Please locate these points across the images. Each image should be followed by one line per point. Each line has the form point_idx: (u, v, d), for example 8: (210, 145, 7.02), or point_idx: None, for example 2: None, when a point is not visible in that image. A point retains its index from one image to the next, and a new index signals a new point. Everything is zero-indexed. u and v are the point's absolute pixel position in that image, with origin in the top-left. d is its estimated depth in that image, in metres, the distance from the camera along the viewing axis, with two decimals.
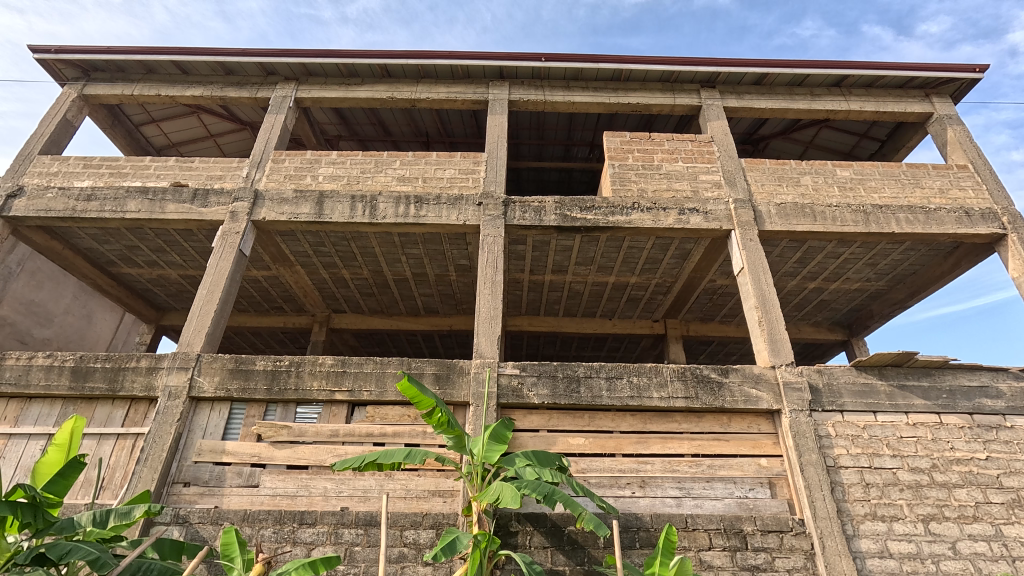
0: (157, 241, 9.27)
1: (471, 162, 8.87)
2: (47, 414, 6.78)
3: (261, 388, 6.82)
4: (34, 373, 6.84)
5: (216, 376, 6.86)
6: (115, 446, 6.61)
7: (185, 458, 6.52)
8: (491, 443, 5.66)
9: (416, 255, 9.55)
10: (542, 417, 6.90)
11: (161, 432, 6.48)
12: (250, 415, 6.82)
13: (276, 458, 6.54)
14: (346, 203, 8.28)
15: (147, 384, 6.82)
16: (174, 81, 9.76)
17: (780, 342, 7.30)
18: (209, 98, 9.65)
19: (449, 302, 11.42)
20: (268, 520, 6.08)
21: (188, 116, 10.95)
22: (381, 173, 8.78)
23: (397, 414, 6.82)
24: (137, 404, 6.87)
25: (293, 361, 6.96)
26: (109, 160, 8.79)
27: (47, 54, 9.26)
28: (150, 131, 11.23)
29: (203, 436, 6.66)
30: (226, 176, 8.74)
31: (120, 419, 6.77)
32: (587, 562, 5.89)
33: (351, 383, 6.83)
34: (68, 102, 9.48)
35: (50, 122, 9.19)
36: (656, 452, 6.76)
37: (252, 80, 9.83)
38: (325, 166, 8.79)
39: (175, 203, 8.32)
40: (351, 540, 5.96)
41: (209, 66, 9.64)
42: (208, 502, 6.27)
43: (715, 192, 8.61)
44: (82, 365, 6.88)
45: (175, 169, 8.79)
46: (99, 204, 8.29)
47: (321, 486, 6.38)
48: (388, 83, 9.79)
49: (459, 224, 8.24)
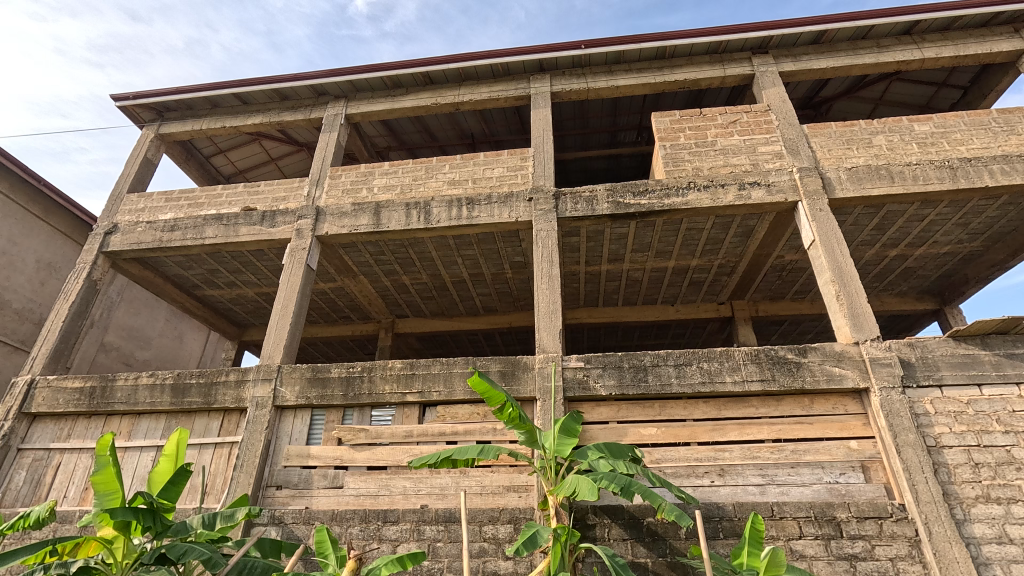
0: (233, 263, 9.94)
1: (519, 159, 8.90)
2: (154, 428, 7.44)
3: (338, 394, 7.17)
4: (140, 391, 7.51)
5: (296, 385, 7.28)
6: (214, 454, 7.16)
7: (275, 463, 6.95)
8: (563, 437, 5.65)
9: (472, 256, 9.68)
10: (610, 408, 6.80)
11: (252, 440, 6.96)
12: (330, 421, 7.17)
13: (357, 460, 6.85)
14: (401, 211, 8.52)
15: (237, 396, 7.33)
16: (236, 112, 10.41)
17: (862, 316, 6.81)
18: (268, 124, 10.21)
19: (506, 299, 11.50)
20: (355, 519, 6.38)
21: (251, 143, 11.66)
22: (431, 179, 8.97)
23: (467, 413, 6.96)
24: (230, 415, 7.39)
25: (364, 367, 7.27)
26: (187, 193, 9.52)
27: (127, 100, 10.13)
28: (219, 161, 12.05)
29: (289, 442, 7.08)
30: (290, 196, 9.23)
31: (216, 429, 7.33)
32: (670, 554, 5.77)
33: (420, 384, 7.05)
34: (147, 143, 10.34)
35: (134, 163, 10.05)
36: (734, 439, 6.50)
37: (305, 103, 10.31)
38: (379, 178, 9.09)
39: (247, 226, 8.88)
40: (433, 536, 6.15)
41: (266, 94, 10.20)
42: (299, 503, 6.67)
43: (777, 163, 8.18)
44: (180, 382, 7.50)
45: (244, 194, 9.38)
46: (181, 233, 8.98)
47: (400, 485, 6.61)
48: (430, 89, 9.99)
49: (511, 222, 8.27)
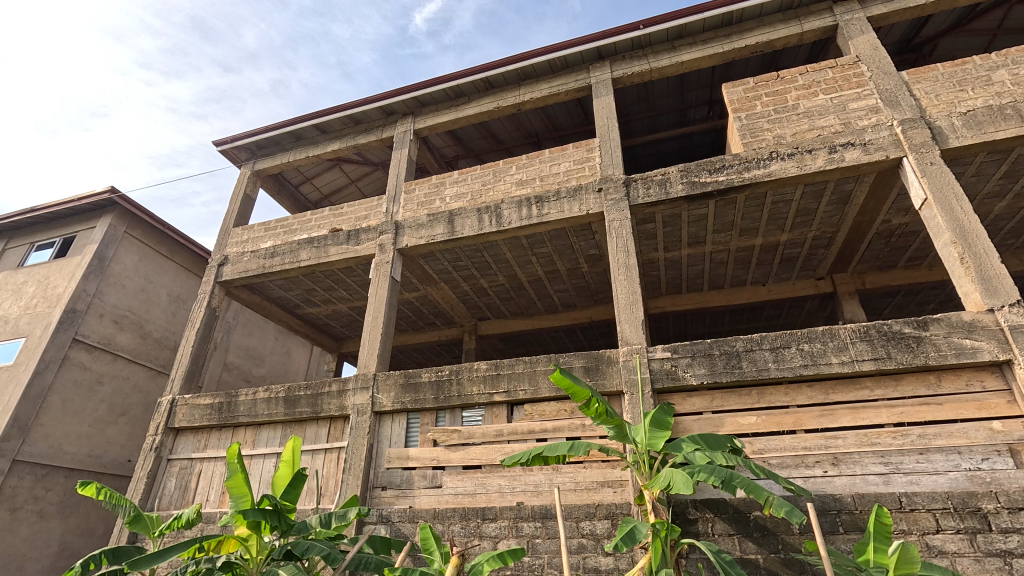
0: (327, 281, 10.72)
1: (585, 151, 8.79)
2: (273, 437, 8.22)
3: (429, 397, 7.49)
4: (259, 404, 8.33)
5: (391, 391, 7.70)
6: (325, 459, 7.77)
7: (379, 465, 7.41)
8: (654, 430, 5.50)
9: (546, 253, 9.70)
10: (703, 398, 6.51)
11: (357, 444, 7.47)
12: (424, 423, 7.51)
13: (453, 460, 7.11)
14: (473, 217, 8.73)
15: (341, 404, 7.90)
16: (317, 141, 11.21)
17: (995, 278, 5.97)
18: (346, 148, 10.90)
19: (584, 293, 11.39)
20: (456, 517, 6.64)
21: (332, 169, 12.52)
22: (500, 181, 9.11)
23: (554, 410, 6.99)
24: (335, 422, 7.99)
25: (452, 370, 7.54)
26: (282, 221, 10.42)
27: (226, 144, 11.28)
28: (306, 189, 13.06)
29: (390, 445, 7.51)
30: (371, 214, 9.79)
31: (325, 436, 7.95)
32: (784, 550, 5.41)
33: (506, 384, 7.19)
34: (245, 180, 11.45)
35: (236, 199, 11.17)
36: (847, 425, 5.96)
37: (377, 124, 10.88)
38: (450, 187, 9.38)
39: (336, 246, 9.54)
40: (531, 533, 6.24)
41: (342, 121, 10.89)
42: (403, 502, 7.05)
43: (872, 119, 7.40)
44: (291, 394, 8.22)
45: (330, 217, 10.09)
46: (280, 258, 9.84)
47: (496, 483, 6.77)
48: (491, 94, 10.14)
49: (583, 215, 8.18)
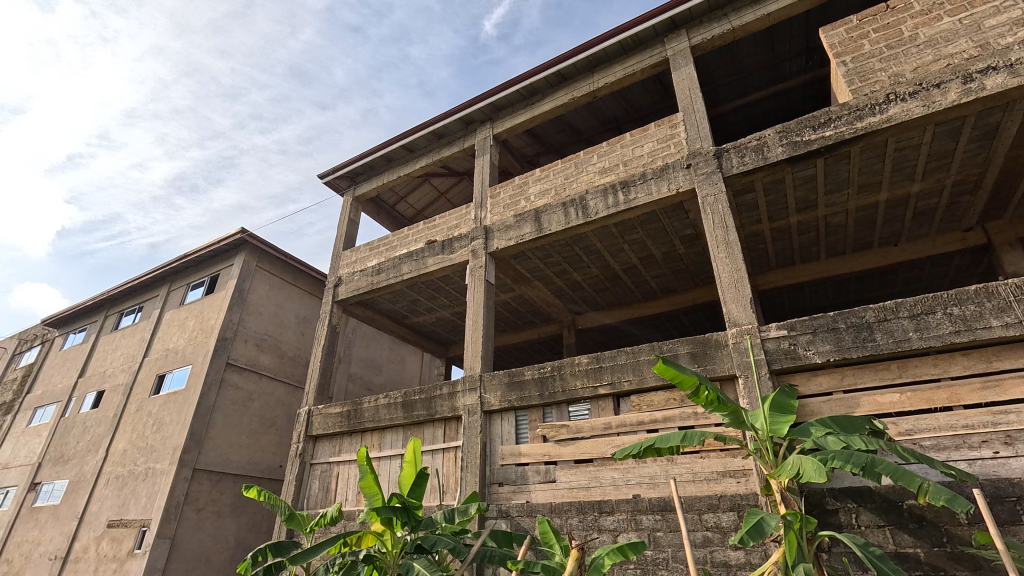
0: (428, 291, 11.34)
1: (669, 128, 8.41)
2: (396, 439, 8.87)
3: (535, 394, 7.62)
4: (381, 410, 9.04)
5: (498, 391, 7.94)
6: (444, 458, 8.22)
7: (494, 462, 7.66)
8: (775, 415, 5.12)
9: (638, 239, 9.42)
10: (831, 377, 5.91)
11: (471, 443, 7.81)
12: (533, 420, 7.64)
13: (564, 454, 7.16)
14: (559, 211, 8.73)
15: (453, 406, 8.31)
16: (406, 161, 11.89)
17: None
18: (432, 163, 11.44)
19: (684, 276, 10.88)
20: (572, 511, 6.68)
21: (422, 185, 13.20)
22: (582, 173, 9.01)
23: (663, 399, 6.78)
24: (450, 423, 8.42)
25: (554, 366, 7.60)
26: (383, 239, 11.20)
27: (329, 176, 12.37)
28: (402, 207, 13.91)
29: (502, 443, 7.74)
30: (462, 223, 10.17)
31: (441, 436, 8.40)
32: (950, 543, 4.74)
33: (610, 376, 7.11)
34: (348, 206, 12.46)
35: (342, 225, 12.21)
36: (1020, 397, 5.08)
37: (458, 135, 11.28)
38: (534, 186, 9.46)
39: (432, 257, 10.05)
40: (651, 526, 6.10)
41: (426, 138, 11.45)
42: (520, 497, 7.23)
43: (1019, 34, 6.24)
44: (407, 399, 8.81)
45: (425, 230, 10.65)
46: (385, 274, 10.58)
47: (609, 476, 6.71)
48: (565, 86, 10.06)
49: (673, 195, 7.82)
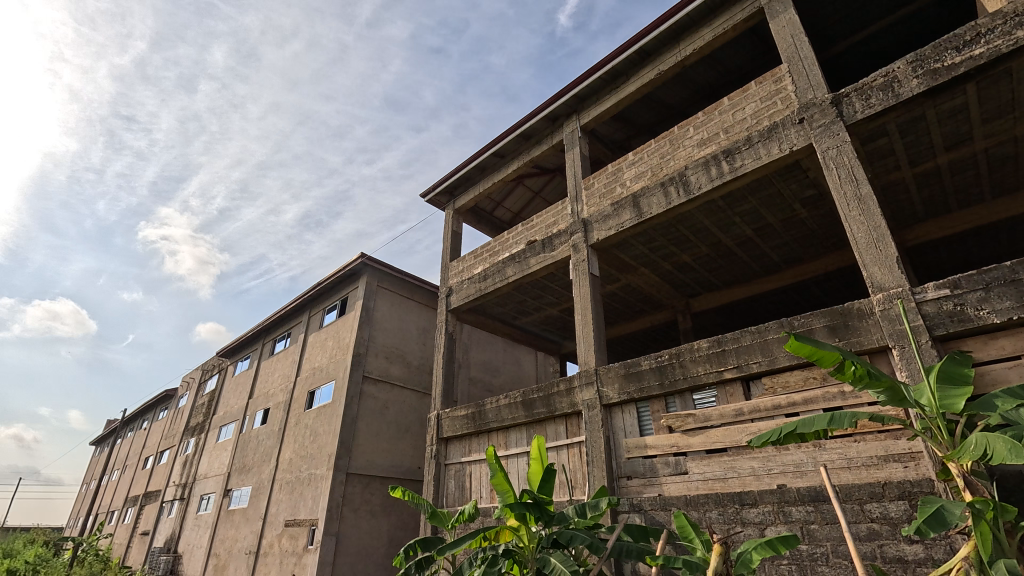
0: (535, 290, 11.51)
1: (773, 83, 7.67)
2: (521, 438, 9.10)
3: (655, 384, 7.37)
4: (503, 410, 9.35)
5: (616, 383, 7.80)
6: (569, 453, 8.26)
7: (620, 456, 7.49)
8: (946, 388, 4.40)
9: (750, 210, 8.72)
10: (1017, 338, 4.98)
11: (594, 437, 7.73)
12: (656, 411, 7.38)
13: (694, 445, 6.82)
14: (659, 192, 8.36)
15: (572, 401, 8.32)
16: (498, 167, 12.18)
17: None
18: (523, 165, 11.59)
19: (809, 243, 9.86)
20: (710, 503, 6.34)
21: (517, 187, 13.43)
22: (679, 148, 8.54)
23: (800, 379, 6.21)
24: (571, 419, 8.45)
25: (672, 354, 7.31)
26: (486, 246, 11.58)
27: (430, 193, 13.08)
28: (500, 212, 14.28)
29: (626, 436, 7.56)
30: (559, 219, 10.17)
31: (564, 432, 8.45)
32: None
33: (736, 359, 6.66)
34: (451, 218, 13.07)
35: (447, 237, 12.84)
36: None
37: (545, 133, 11.31)
38: (628, 170, 9.17)
39: (535, 257, 10.17)
40: (803, 518, 5.60)
41: (515, 141, 11.63)
42: (652, 491, 7.00)
43: None
44: (527, 398, 9.01)
45: (525, 231, 10.82)
46: (492, 279, 10.93)
47: (748, 466, 6.25)
48: (650, 62, 9.63)
49: (787, 154, 7.10)
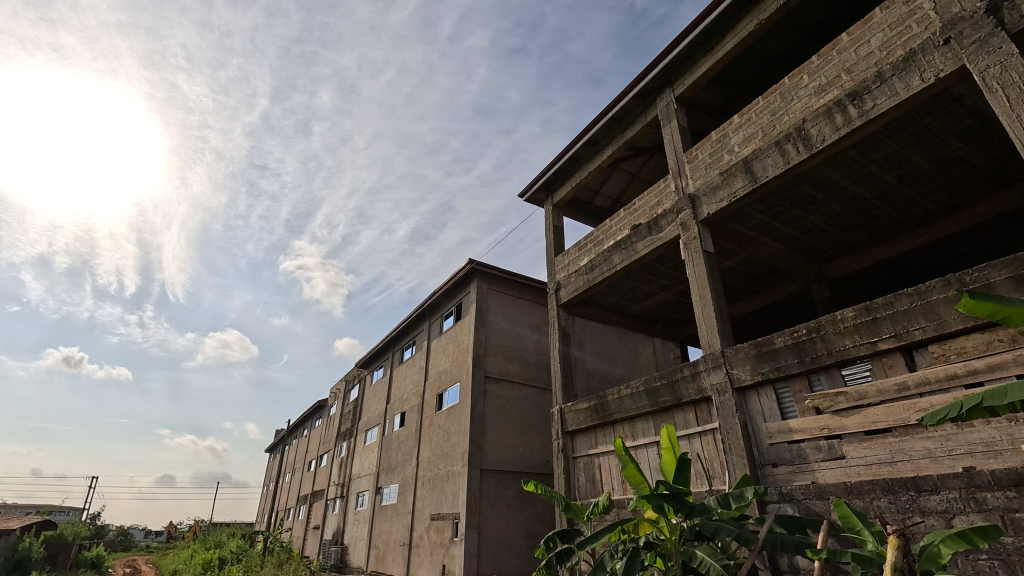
0: (645, 275, 11.13)
1: (905, 4, 6.63)
2: (648, 428, 8.83)
3: (794, 362, 6.73)
4: (626, 400, 9.16)
5: (747, 364, 7.24)
6: (702, 442, 7.84)
7: (761, 442, 6.91)
8: None
9: (889, 155, 7.60)
10: None
11: (730, 424, 7.22)
12: (798, 391, 6.72)
13: (849, 426, 6.10)
14: (774, 153, 7.62)
15: (699, 387, 7.89)
16: (593, 154, 11.95)
17: None
18: (618, 149, 11.26)
19: (972, 182, 8.36)
20: (878, 491, 5.57)
21: (614, 173, 13.09)
22: (793, 101, 7.72)
23: (979, 343, 5.30)
24: (701, 405, 8.01)
25: (811, 328, 6.65)
26: (589, 236, 11.42)
27: (528, 191, 13.23)
28: (599, 201, 14.03)
29: (766, 420, 6.96)
30: (664, 198, 9.70)
31: (695, 420, 8.03)
32: None
33: (892, 327, 5.89)
34: (550, 214, 13.10)
35: (549, 233, 12.89)
36: None
37: (638, 112, 10.87)
38: (735, 135, 8.49)
39: (641, 241, 9.81)
40: (1003, 506, 4.74)
41: (607, 126, 11.34)
42: (804, 478, 6.34)
43: None
44: (650, 387, 8.75)
45: (628, 216, 10.49)
46: (599, 269, 10.76)
47: (921, 448, 5.45)
48: (747, 14, 8.83)
49: (932, 83, 6.06)
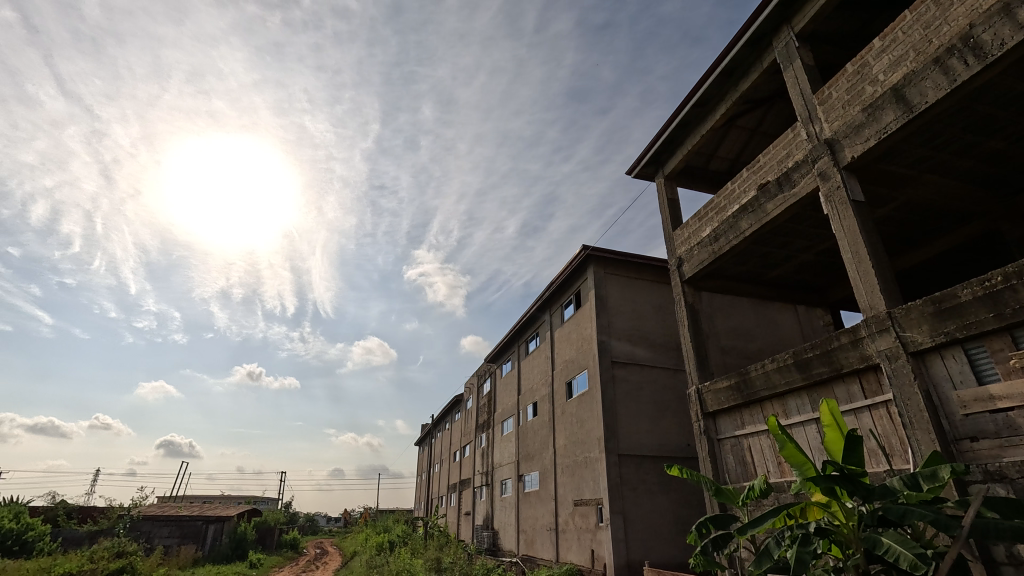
0: (780, 238, 10.13)
1: None
2: (803, 404, 8.02)
3: (988, 317, 5.66)
4: (773, 375, 8.44)
5: (924, 325, 6.21)
6: (873, 416, 6.93)
7: (953, 413, 5.90)
8: None
9: None
10: None
11: (907, 394, 6.26)
12: (998, 351, 5.63)
13: None
14: (934, 74, 6.42)
15: (862, 355, 6.97)
16: (704, 116, 11.11)
17: None
18: (733, 104, 10.33)
19: None
20: None
21: (730, 132, 12.06)
22: (954, 6, 6.42)
23: None
24: (867, 375, 7.07)
25: (1009, 274, 5.52)
26: (710, 204, 10.66)
27: (637, 167, 12.73)
28: (716, 164, 13.03)
29: (956, 387, 5.92)
30: (794, 149, 8.70)
31: (861, 392, 7.12)
32: None
33: None
34: (663, 187, 12.46)
35: (664, 206, 12.28)
36: None
37: (752, 60, 9.86)
38: (879, 62, 7.31)
39: (771, 200, 8.92)
40: None
41: (717, 82, 10.45)
42: (1017, 454, 5.30)
43: None
44: (801, 359, 7.95)
45: (753, 176, 9.60)
46: (725, 237, 10.00)
47: None
48: None
49: None
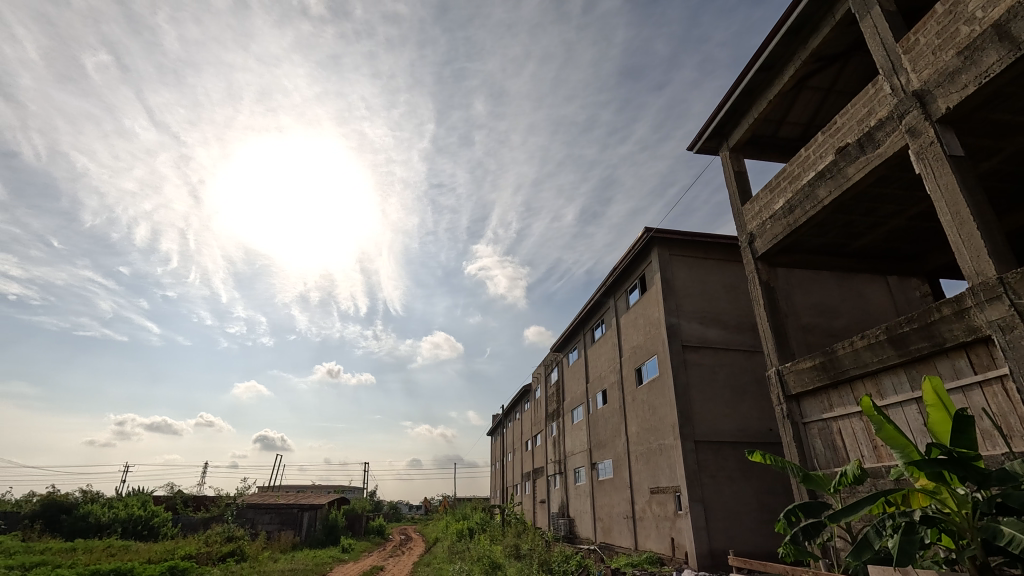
0: (865, 204, 9.34)
1: None
2: (900, 383, 7.37)
3: None
4: (864, 353, 7.84)
5: None
6: (986, 394, 6.27)
7: None
8: None
9: None
10: None
11: None
12: None
13: None
14: None
15: (969, 327, 6.30)
16: (770, 80, 10.41)
17: None
18: (803, 64, 9.60)
19: None
20: None
21: (801, 94, 11.23)
22: None
23: None
24: (976, 348, 6.39)
25: None
26: (782, 174, 10.00)
27: (699, 141, 12.17)
28: (786, 131, 12.20)
29: None
30: (876, 106, 7.95)
31: (969, 368, 6.45)
32: None
33: None
34: (729, 160, 11.83)
35: (731, 180, 11.67)
36: None
37: (822, 13, 9.10)
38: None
39: (853, 164, 8.23)
40: None
41: (783, 43, 9.74)
42: None
43: None
44: (895, 334, 7.32)
45: (830, 140, 8.89)
46: (800, 208, 9.36)
47: None
48: None
49: None
